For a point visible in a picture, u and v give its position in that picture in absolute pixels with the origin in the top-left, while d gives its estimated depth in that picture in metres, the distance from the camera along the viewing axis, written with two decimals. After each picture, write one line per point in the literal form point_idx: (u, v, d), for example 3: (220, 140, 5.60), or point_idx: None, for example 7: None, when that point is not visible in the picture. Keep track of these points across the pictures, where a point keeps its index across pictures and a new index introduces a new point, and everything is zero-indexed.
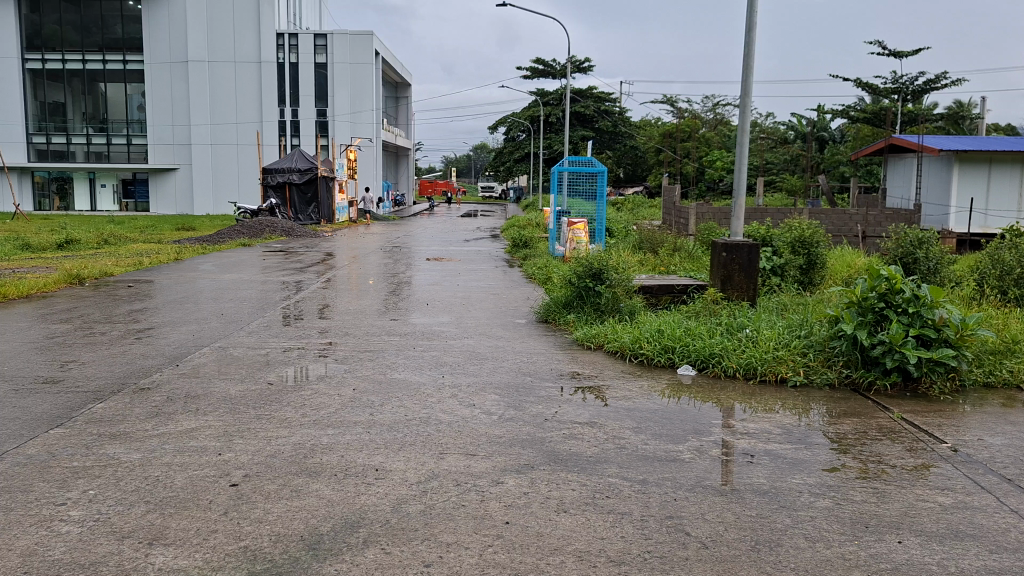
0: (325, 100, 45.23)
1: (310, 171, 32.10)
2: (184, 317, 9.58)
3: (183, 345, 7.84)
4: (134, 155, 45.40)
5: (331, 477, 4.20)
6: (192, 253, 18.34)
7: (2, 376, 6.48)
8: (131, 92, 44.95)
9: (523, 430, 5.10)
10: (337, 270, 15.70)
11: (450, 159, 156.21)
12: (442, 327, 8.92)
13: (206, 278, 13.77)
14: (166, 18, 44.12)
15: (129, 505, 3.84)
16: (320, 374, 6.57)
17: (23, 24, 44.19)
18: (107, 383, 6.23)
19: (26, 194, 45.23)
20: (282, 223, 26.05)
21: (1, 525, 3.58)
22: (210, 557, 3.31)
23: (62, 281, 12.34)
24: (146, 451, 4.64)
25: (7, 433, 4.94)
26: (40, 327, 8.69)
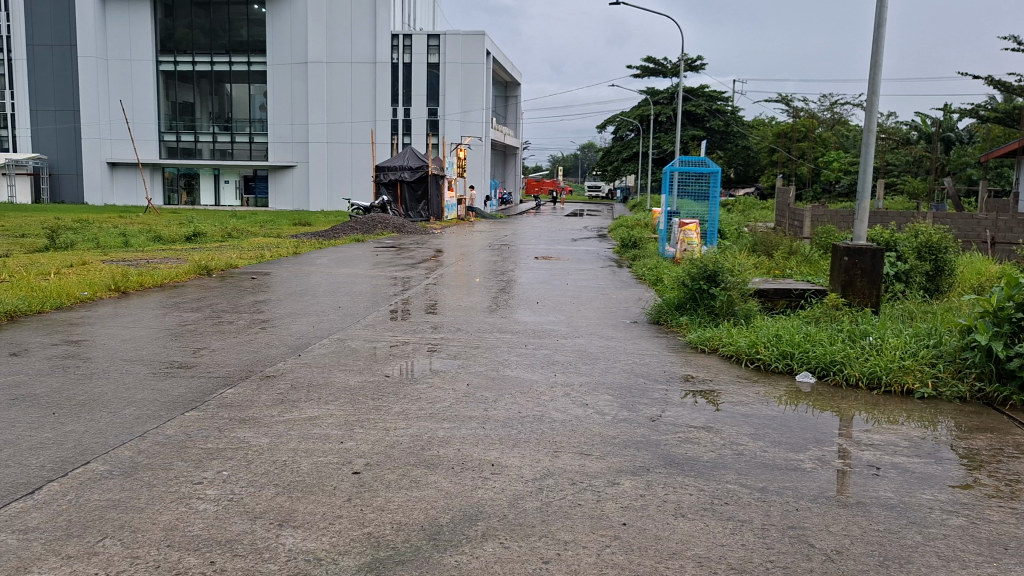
0: (436, 100, 45.96)
1: (420, 169, 32.35)
2: (302, 309, 9.93)
3: (305, 335, 8.15)
4: (256, 153, 47.41)
5: (449, 470, 4.28)
6: (309, 247, 19.07)
7: (142, 360, 6.91)
8: (254, 92, 46.95)
9: (637, 432, 5.06)
10: (446, 266, 16.00)
11: (558, 158, 156.42)
12: (553, 325, 8.94)
13: (322, 272, 14.22)
14: (288, 21, 45.84)
15: (260, 487, 4.01)
16: (434, 369, 6.69)
17: (158, 27, 46.89)
18: (235, 370, 6.54)
19: (157, 188, 48.06)
20: (394, 219, 26.70)
21: (144, 501, 3.81)
22: (336, 542, 3.42)
23: (191, 272, 13.00)
24: (272, 436, 4.84)
25: (148, 414, 5.25)
26: (174, 315, 9.19)
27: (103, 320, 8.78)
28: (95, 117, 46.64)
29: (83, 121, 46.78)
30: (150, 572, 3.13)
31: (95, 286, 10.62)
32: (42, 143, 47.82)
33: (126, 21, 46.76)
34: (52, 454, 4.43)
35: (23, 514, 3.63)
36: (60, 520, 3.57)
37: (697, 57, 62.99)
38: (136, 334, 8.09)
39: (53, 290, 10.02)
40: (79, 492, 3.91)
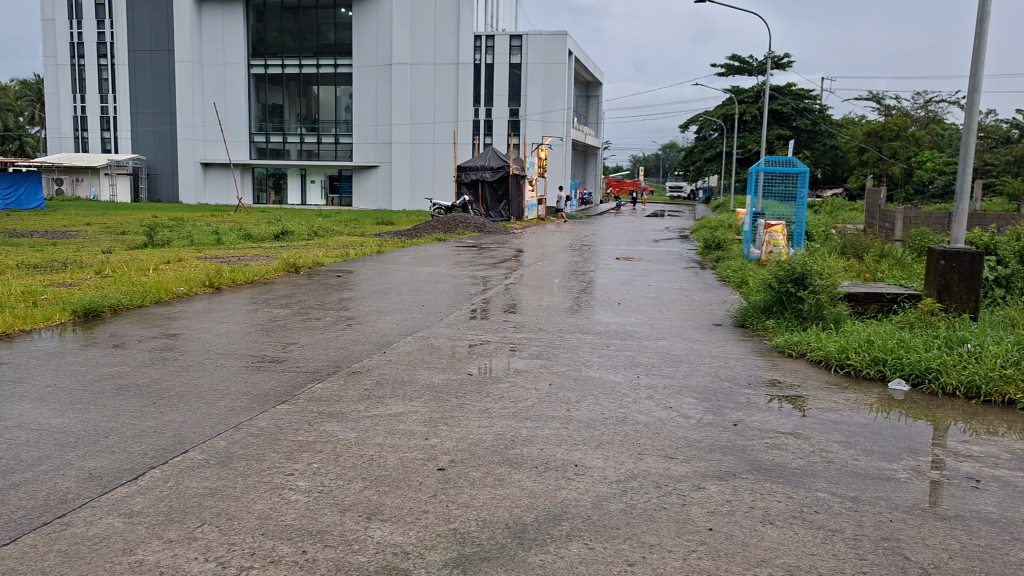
0: (518, 100, 45.98)
1: (501, 169, 32.57)
2: (386, 307, 10.10)
3: (389, 332, 8.32)
4: (341, 154, 48.46)
5: (532, 469, 4.30)
6: (392, 246, 19.43)
7: (234, 353, 7.16)
8: (340, 94, 48.01)
9: (723, 437, 4.98)
10: (526, 266, 16.04)
11: (638, 158, 155.15)
12: (635, 327, 8.89)
13: (405, 270, 14.45)
14: (374, 24, 46.72)
15: (349, 480, 4.11)
16: (516, 368, 6.72)
17: (250, 32, 48.46)
18: (323, 366, 6.69)
19: (247, 188, 49.87)
20: (475, 219, 26.89)
21: (239, 489, 3.94)
22: (422, 536, 3.48)
23: (280, 269, 13.38)
24: (360, 430, 4.95)
25: (241, 406, 5.43)
26: (264, 311, 9.46)
27: (198, 314, 9.13)
28: (191, 120, 48.49)
29: (179, 123, 48.66)
30: (246, 558, 3.25)
31: (191, 282, 11.03)
32: (141, 145, 49.96)
33: (221, 26, 48.50)
34: (154, 442, 4.63)
35: (128, 499, 3.81)
36: (162, 506, 3.74)
37: (784, 55, 61.60)
38: (229, 328, 8.37)
39: (152, 285, 10.45)
40: (179, 479, 4.08)
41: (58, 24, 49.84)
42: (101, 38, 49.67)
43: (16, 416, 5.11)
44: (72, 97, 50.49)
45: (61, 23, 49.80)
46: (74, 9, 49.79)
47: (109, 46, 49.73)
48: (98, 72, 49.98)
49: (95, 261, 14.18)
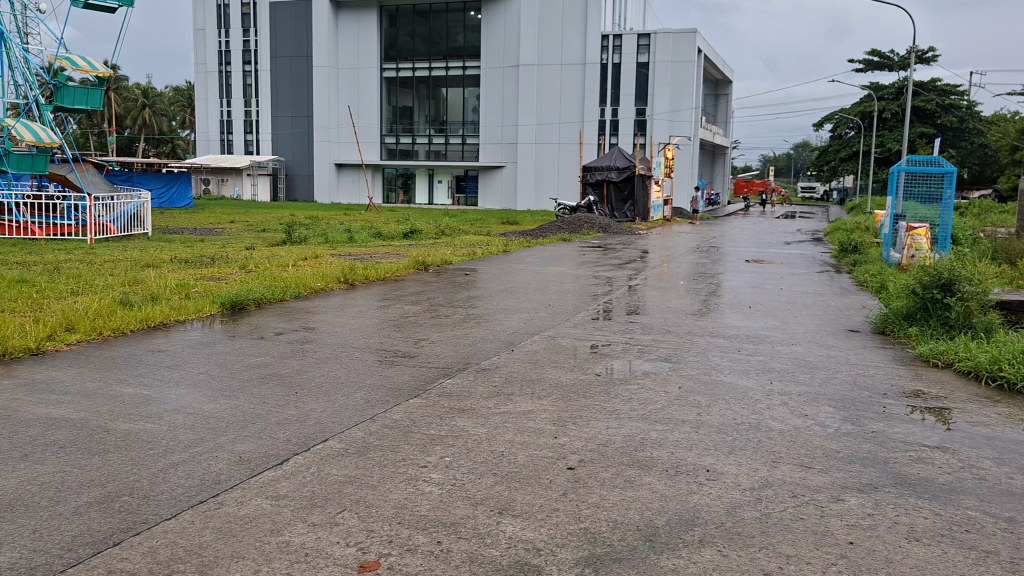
0: (645, 100, 45.34)
1: (627, 169, 32.37)
2: (512, 306, 10.22)
3: (518, 331, 8.40)
4: (468, 154, 49.26)
5: (663, 473, 4.25)
6: (518, 245, 19.59)
7: (370, 347, 7.41)
8: (468, 95, 48.82)
9: (863, 448, 4.78)
10: (652, 267, 15.86)
11: (769, 158, 150.58)
12: (768, 331, 8.65)
13: (530, 270, 14.56)
14: (502, 27, 47.34)
15: (480, 475, 4.18)
16: (644, 371, 6.68)
17: (382, 37, 50.08)
18: (453, 362, 6.84)
19: (378, 188, 51.59)
20: (600, 220, 26.81)
21: (376, 479, 4.09)
22: (553, 534, 3.50)
23: (410, 267, 13.75)
24: (490, 426, 5.03)
25: (376, 398, 5.62)
26: (396, 307, 9.75)
27: (334, 310, 9.50)
28: (326, 122, 50.59)
29: (316, 126, 50.83)
30: (383, 545, 3.36)
31: (328, 278, 11.50)
32: (280, 147, 52.43)
33: (356, 32, 50.37)
34: (297, 430, 4.86)
35: (274, 482, 4.01)
36: (306, 490, 3.92)
37: (929, 49, 58.48)
38: (362, 323, 8.67)
39: (293, 281, 10.96)
40: (320, 466, 4.26)
41: (208, 33, 52.91)
42: (246, 46, 52.43)
43: (174, 399, 5.47)
44: (219, 102, 53.47)
45: (211, 33, 52.85)
46: (222, 20, 52.77)
47: (253, 53, 52.41)
48: (243, 78, 52.76)
49: (241, 256, 14.94)
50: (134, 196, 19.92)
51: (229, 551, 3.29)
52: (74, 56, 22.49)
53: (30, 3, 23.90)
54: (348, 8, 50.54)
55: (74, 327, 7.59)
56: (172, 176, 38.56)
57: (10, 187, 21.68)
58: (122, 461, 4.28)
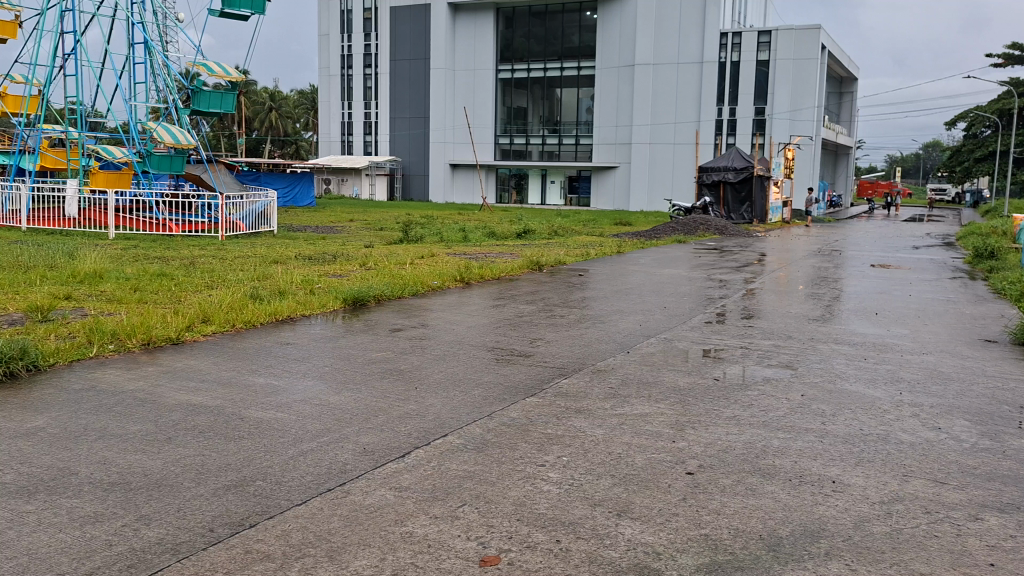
0: (764, 99, 44.06)
1: (745, 170, 31.66)
2: (627, 307, 10.15)
3: (633, 333, 8.33)
4: (581, 154, 49.14)
5: (787, 482, 4.14)
6: (632, 247, 19.41)
7: (487, 346, 7.52)
8: (582, 95, 48.71)
9: (1002, 465, 4.52)
10: (771, 271, 15.45)
11: (895, 159, 144.01)
12: (896, 339, 8.29)
13: (643, 272, 14.44)
14: (618, 27, 47.02)
15: (598, 476, 4.18)
16: (764, 377, 6.51)
17: (498, 39, 50.80)
18: (569, 362, 6.86)
19: (491, 188, 52.25)
20: (715, 221, 26.31)
21: (495, 475, 4.15)
22: (674, 538, 3.47)
23: (525, 267, 13.83)
24: (607, 427, 5.02)
25: (493, 396, 5.69)
26: (511, 307, 9.84)
27: (450, 308, 9.68)
28: (442, 123, 51.63)
29: (433, 127, 52.08)
30: (504, 540, 3.42)
31: (444, 276, 11.72)
32: (398, 147, 53.76)
33: (473, 34, 51.26)
34: (418, 424, 4.98)
35: (396, 474, 4.13)
36: (427, 483, 4.02)
37: None
38: (478, 322, 8.81)
39: (411, 279, 11.26)
40: (441, 460, 4.36)
41: (332, 38, 54.87)
42: (367, 50, 54.02)
43: (302, 391, 5.71)
44: (341, 104, 55.29)
45: (335, 38, 54.73)
46: (345, 25, 54.51)
47: (373, 57, 53.97)
48: (363, 80, 54.40)
49: (361, 254, 15.38)
50: (261, 196, 20.73)
51: (356, 538, 3.42)
52: (210, 62, 23.73)
53: (172, 13, 25.41)
54: (466, 10, 51.42)
55: (210, 319, 8.01)
56: (296, 176, 40.02)
57: (150, 187, 23.09)
58: (255, 446, 4.51)
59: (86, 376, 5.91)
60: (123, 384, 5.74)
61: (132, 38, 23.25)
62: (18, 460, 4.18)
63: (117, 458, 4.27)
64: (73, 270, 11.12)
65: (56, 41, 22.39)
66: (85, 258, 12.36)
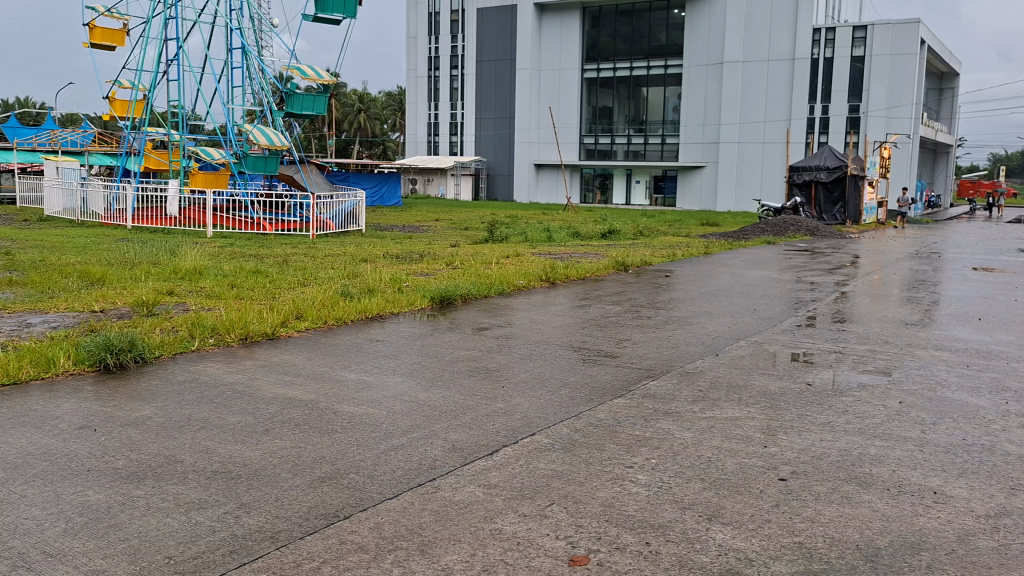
0: (859, 95, 42.65)
1: (839, 169, 30.73)
2: (715, 309, 10.00)
3: (722, 335, 8.22)
4: (667, 154, 48.51)
5: (885, 491, 4.02)
6: (719, 247, 19.10)
7: (574, 346, 7.52)
8: (669, 94, 48.10)
9: None
10: (867, 274, 14.95)
11: (999, 158, 137.68)
12: (1000, 346, 7.92)
13: (732, 273, 14.20)
14: (706, 25, 46.30)
15: (687, 479, 4.13)
16: (859, 383, 6.31)
17: (585, 38, 50.64)
18: (656, 364, 6.80)
19: (575, 187, 51.94)
20: (807, 222, 25.63)
21: (584, 475, 4.15)
22: (767, 545, 3.41)
23: (610, 267, 13.77)
24: (696, 430, 4.96)
25: (579, 397, 5.68)
26: (597, 307, 9.82)
27: (535, 307, 9.72)
28: (528, 123, 51.86)
29: (518, 127, 52.34)
30: (593, 541, 3.42)
31: (530, 276, 11.76)
32: (483, 148, 54.24)
33: (558, 35, 51.32)
34: (506, 422, 5.02)
35: (485, 471, 4.18)
36: (516, 481, 4.05)
37: None
38: (564, 322, 8.83)
39: (497, 278, 11.35)
40: (528, 459, 4.38)
41: (420, 41, 55.93)
42: (455, 52, 54.75)
43: (392, 387, 5.82)
44: (428, 105, 56.28)
45: (423, 40, 55.80)
46: (433, 27, 55.63)
47: (460, 58, 54.70)
48: (450, 82, 55.22)
49: (447, 253, 15.54)
50: (350, 195, 21.17)
51: (446, 533, 3.47)
52: (303, 65, 24.39)
53: (267, 18, 26.23)
54: (552, 10, 51.50)
55: (304, 316, 8.25)
56: (383, 176, 40.74)
57: (245, 187, 23.90)
58: (347, 440, 4.62)
59: (189, 368, 6.16)
60: (223, 376, 5.98)
61: (230, 44, 24.12)
62: (128, 447, 4.39)
63: (218, 448, 4.44)
64: (175, 266, 11.62)
65: (160, 48, 23.43)
66: (186, 255, 12.90)
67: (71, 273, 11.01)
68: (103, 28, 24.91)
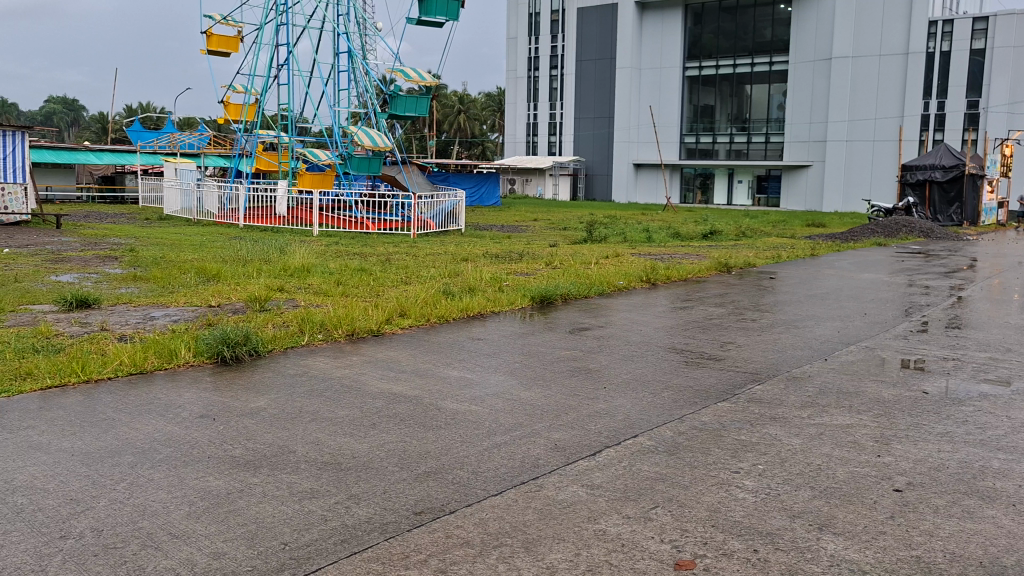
0: (978, 90, 40.52)
1: (956, 168, 29.22)
2: (824, 313, 9.70)
3: (831, 340, 7.96)
4: (772, 152, 47.25)
5: (1011, 507, 3.80)
6: (826, 249, 18.52)
7: (676, 348, 7.42)
8: (773, 92, 46.91)
9: None
10: (988, 278, 14.20)
11: None
12: None
13: (841, 276, 13.74)
14: (815, 20, 44.93)
15: (796, 487, 4.02)
16: (980, 392, 6.00)
17: (687, 36, 49.96)
18: (762, 368, 6.64)
19: (675, 187, 51.34)
20: (922, 223, 24.51)
21: (688, 479, 4.10)
22: (881, 558, 3.29)
23: (712, 268, 13.54)
24: (805, 437, 4.83)
25: (683, 399, 5.61)
26: (699, 309, 9.66)
27: (635, 308, 9.66)
28: (627, 123, 51.52)
29: (617, 127, 52.03)
30: (698, 546, 3.37)
31: (630, 277, 11.69)
32: (582, 148, 54.14)
33: (660, 33, 50.82)
34: (607, 423, 5.00)
35: (588, 472, 4.17)
36: (619, 483, 4.03)
37: None
38: (665, 324, 8.72)
39: (597, 278, 11.31)
40: (632, 460, 4.36)
41: (519, 41, 56.57)
42: (554, 51, 55.04)
43: (494, 385, 5.89)
44: (527, 106, 56.73)
45: (523, 41, 56.38)
46: (533, 27, 56.11)
47: (560, 58, 54.93)
48: (549, 82, 55.50)
49: (546, 253, 15.54)
50: (450, 194, 21.37)
51: (551, 533, 3.48)
52: (406, 68, 24.88)
53: (371, 22, 26.88)
54: (654, 8, 51.14)
55: (407, 313, 8.43)
56: (482, 176, 41.08)
57: (350, 186, 24.55)
58: (452, 437, 4.69)
59: (299, 362, 6.38)
60: (331, 371, 6.16)
61: (338, 48, 24.84)
62: (244, 437, 4.57)
63: (329, 439, 4.59)
64: (285, 264, 12.04)
65: (272, 53, 24.34)
66: (295, 253, 13.34)
67: (189, 269, 11.55)
68: (220, 35, 26.04)
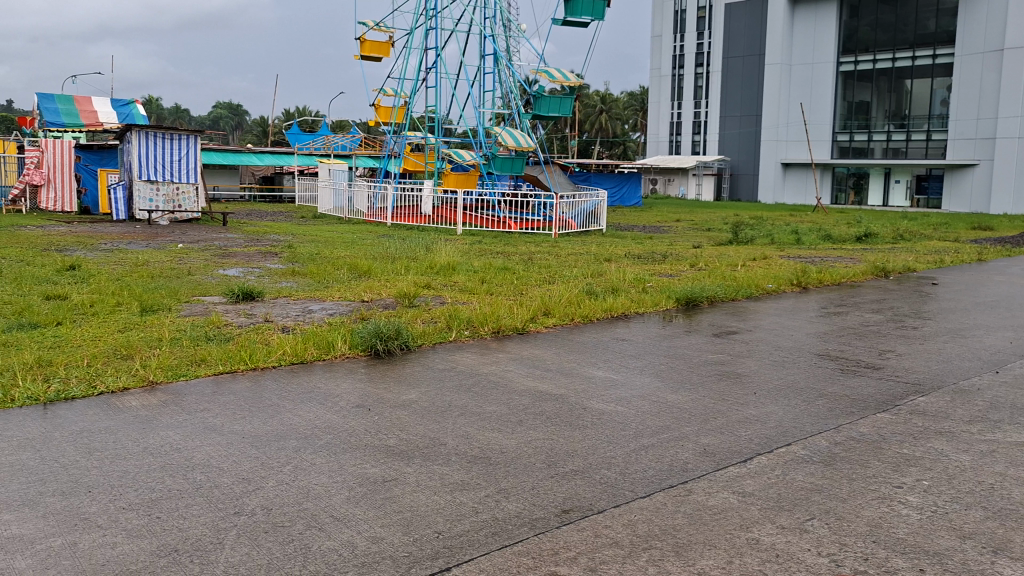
0: None
1: None
2: (995, 321, 9.05)
3: (1002, 351, 7.41)
4: (932, 150, 44.23)
5: None
6: (995, 254, 17.29)
7: (830, 354, 7.13)
8: (936, 87, 43.83)
9: None
10: None
11: None
12: None
13: (1014, 282, 12.78)
14: (985, 9, 41.84)
15: (966, 506, 3.78)
16: None
17: (842, 29, 47.74)
18: (924, 378, 6.27)
19: (826, 187, 49.33)
20: None
21: (847, 492, 3.93)
22: None
23: (868, 273, 12.89)
24: (976, 454, 4.52)
25: (839, 408, 5.38)
26: (855, 315, 9.22)
27: (784, 312, 9.34)
28: (775, 121, 50.05)
29: (765, 125, 50.67)
30: (859, 562, 3.23)
31: (780, 280, 11.32)
32: (726, 147, 53.45)
33: (813, 27, 48.96)
34: (759, 430, 4.86)
35: (739, 479, 4.08)
36: (773, 492, 3.91)
37: None
38: (817, 329, 8.38)
39: (744, 280, 11.02)
40: (786, 469, 4.23)
41: (664, 39, 57.42)
42: (699, 49, 55.40)
43: (640, 386, 5.84)
44: (671, 104, 57.30)
45: (667, 38, 57.20)
46: (678, 24, 56.63)
47: (705, 56, 55.11)
48: (694, 80, 55.86)
49: (690, 254, 15.31)
50: (592, 195, 21.43)
51: (701, 537, 3.43)
52: (551, 69, 25.01)
53: (516, 24, 27.22)
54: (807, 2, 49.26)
55: (551, 312, 8.50)
56: (624, 176, 40.83)
57: (494, 186, 24.96)
58: (599, 436, 4.70)
59: (447, 357, 6.56)
60: (478, 366, 6.31)
61: (484, 50, 25.27)
62: (398, 427, 4.75)
63: (478, 434, 4.69)
64: (431, 261, 12.38)
65: (421, 56, 25.06)
66: (441, 251, 13.72)
67: (341, 266, 12.05)
68: (372, 40, 27.08)
